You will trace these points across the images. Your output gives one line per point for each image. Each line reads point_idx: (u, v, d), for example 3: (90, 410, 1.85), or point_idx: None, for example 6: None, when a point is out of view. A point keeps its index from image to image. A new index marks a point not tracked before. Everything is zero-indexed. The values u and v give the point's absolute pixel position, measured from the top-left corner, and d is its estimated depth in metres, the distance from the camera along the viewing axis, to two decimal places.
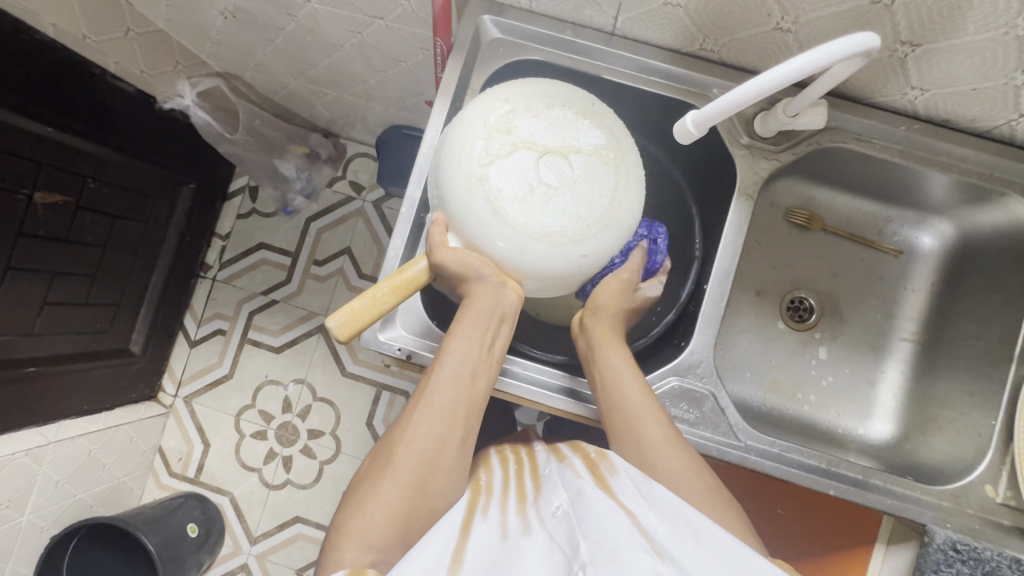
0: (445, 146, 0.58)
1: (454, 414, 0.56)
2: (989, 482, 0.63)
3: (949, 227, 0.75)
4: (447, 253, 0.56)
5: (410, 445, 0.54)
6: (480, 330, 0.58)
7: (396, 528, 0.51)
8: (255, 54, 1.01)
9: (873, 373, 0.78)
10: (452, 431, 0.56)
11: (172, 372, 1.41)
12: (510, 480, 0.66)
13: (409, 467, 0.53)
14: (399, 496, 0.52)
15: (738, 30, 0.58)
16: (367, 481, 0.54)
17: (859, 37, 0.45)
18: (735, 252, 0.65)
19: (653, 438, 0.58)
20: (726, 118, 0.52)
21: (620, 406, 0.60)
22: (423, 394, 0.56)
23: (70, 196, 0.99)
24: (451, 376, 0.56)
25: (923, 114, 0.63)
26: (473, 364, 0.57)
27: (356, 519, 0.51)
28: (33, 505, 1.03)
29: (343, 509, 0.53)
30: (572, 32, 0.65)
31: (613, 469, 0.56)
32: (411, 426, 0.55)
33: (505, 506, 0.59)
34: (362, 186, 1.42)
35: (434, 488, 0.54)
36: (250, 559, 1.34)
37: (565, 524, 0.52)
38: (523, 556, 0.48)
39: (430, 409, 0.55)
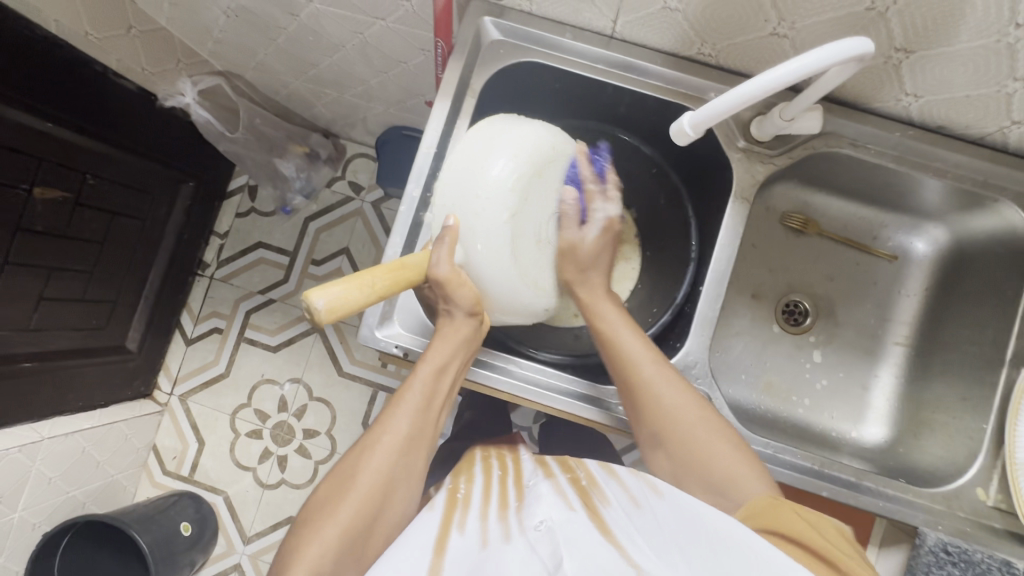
0: (471, 160, 0.60)
1: (417, 442, 0.58)
2: (980, 486, 0.63)
3: (943, 233, 0.75)
4: (445, 271, 0.57)
5: (370, 470, 0.56)
6: (451, 359, 0.60)
7: (349, 552, 0.53)
8: (258, 54, 1.01)
9: (868, 377, 0.79)
10: (413, 458, 0.58)
11: (168, 370, 1.40)
12: (491, 483, 0.66)
13: (368, 491, 0.55)
14: (355, 521, 0.53)
15: (736, 35, 0.59)
16: (325, 504, 0.55)
17: (854, 42, 0.46)
18: (730, 254, 0.65)
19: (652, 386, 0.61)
20: (724, 120, 0.53)
21: (621, 357, 0.63)
22: (388, 419, 0.58)
23: (69, 192, 0.99)
24: (418, 402, 0.58)
25: (917, 121, 0.64)
26: (440, 393, 0.60)
27: (313, 544, 0.52)
28: (26, 501, 1.03)
29: (300, 532, 0.54)
30: (572, 35, 0.65)
31: (605, 500, 0.57)
32: (372, 451, 0.57)
33: (484, 512, 0.59)
34: (361, 186, 1.43)
35: (391, 511, 0.56)
36: (243, 559, 1.33)
37: (549, 539, 0.52)
38: (501, 564, 0.49)
39: (394, 434, 0.57)
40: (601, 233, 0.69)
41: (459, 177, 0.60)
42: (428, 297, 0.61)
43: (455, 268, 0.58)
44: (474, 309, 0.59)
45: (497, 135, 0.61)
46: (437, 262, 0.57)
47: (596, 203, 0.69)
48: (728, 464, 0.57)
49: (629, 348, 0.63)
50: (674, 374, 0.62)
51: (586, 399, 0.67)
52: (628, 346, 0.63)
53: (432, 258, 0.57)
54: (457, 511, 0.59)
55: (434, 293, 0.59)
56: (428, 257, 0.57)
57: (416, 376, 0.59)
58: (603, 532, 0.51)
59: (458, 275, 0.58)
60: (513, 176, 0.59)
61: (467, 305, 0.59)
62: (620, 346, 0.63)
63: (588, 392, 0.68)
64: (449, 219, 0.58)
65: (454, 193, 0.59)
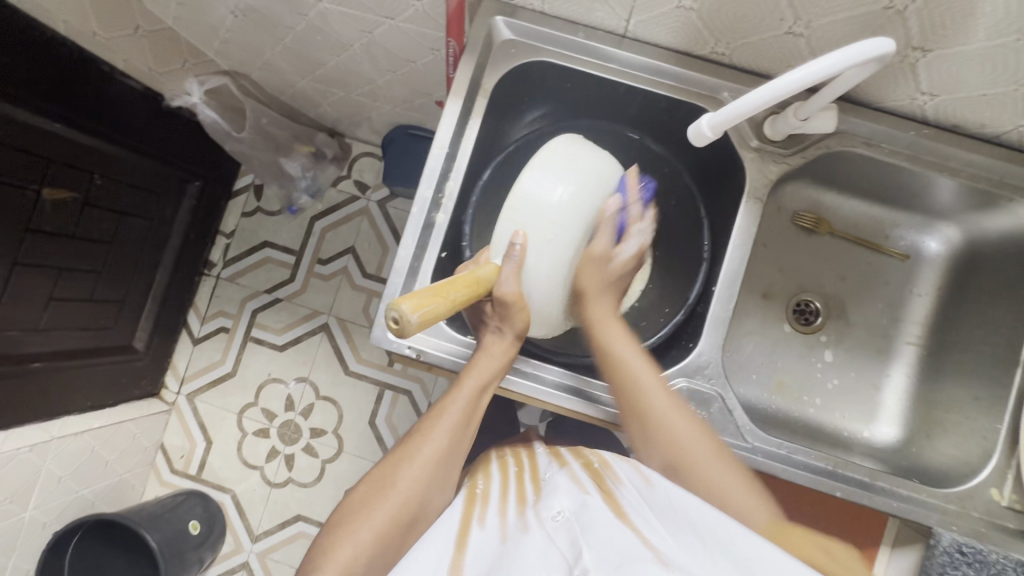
0: (542, 187, 0.66)
1: (454, 454, 0.60)
2: (995, 486, 0.63)
3: (956, 232, 0.75)
4: (510, 284, 0.62)
5: (406, 479, 0.56)
6: (493, 378, 0.62)
7: (382, 556, 0.53)
8: (264, 53, 1.01)
9: (880, 376, 0.78)
10: (448, 472, 0.59)
11: (175, 369, 1.41)
12: (508, 480, 0.66)
13: (406, 498, 0.56)
14: (390, 525, 0.54)
15: (751, 34, 0.58)
16: (360, 507, 0.55)
17: (873, 42, 0.45)
18: (743, 254, 0.65)
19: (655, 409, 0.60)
20: (742, 121, 0.52)
21: (628, 377, 0.62)
22: (428, 430, 0.60)
23: (77, 192, 1.00)
24: (457, 417, 0.60)
25: (932, 119, 0.63)
26: (479, 409, 0.62)
27: (346, 545, 0.52)
28: (36, 500, 1.04)
29: (332, 532, 0.54)
30: (584, 35, 0.65)
31: (618, 479, 0.59)
32: (411, 461, 0.58)
33: (502, 507, 0.60)
34: (367, 185, 1.43)
35: (424, 518, 0.57)
36: (251, 557, 1.34)
37: (567, 530, 0.52)
38: (522, 555, 0.49)
39: (434, 446, 0.59)
40: (636, 252, 0.69)
41: (525, 203, 0.66)
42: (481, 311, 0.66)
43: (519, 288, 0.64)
44: (521, 331, 0.64)
45: (557, 159, 0.67)
46: (504, 280, 0.62)
47: (635, 225, 0.70)
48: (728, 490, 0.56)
49: (636, 367, 0.62)
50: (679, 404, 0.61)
51: (598, 400, 0.67)
52: (634, 368, 0.62)
53: (501, 274, 0.63)
54: (476, 506, 0.59)
55: (492, 309, 0.64)
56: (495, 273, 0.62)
57: (458, 389, 0.60)
58: (617, 515, 0.51)
59: (521, 297, 0.63)
60: (572, 199, 0.66)
61: (518, 327, 0.64)
62: (625, 370, 0.62)
63: (600, 393, 0.68)
64: (518, 240, 0.63)
65: (525, 212, 0.65)
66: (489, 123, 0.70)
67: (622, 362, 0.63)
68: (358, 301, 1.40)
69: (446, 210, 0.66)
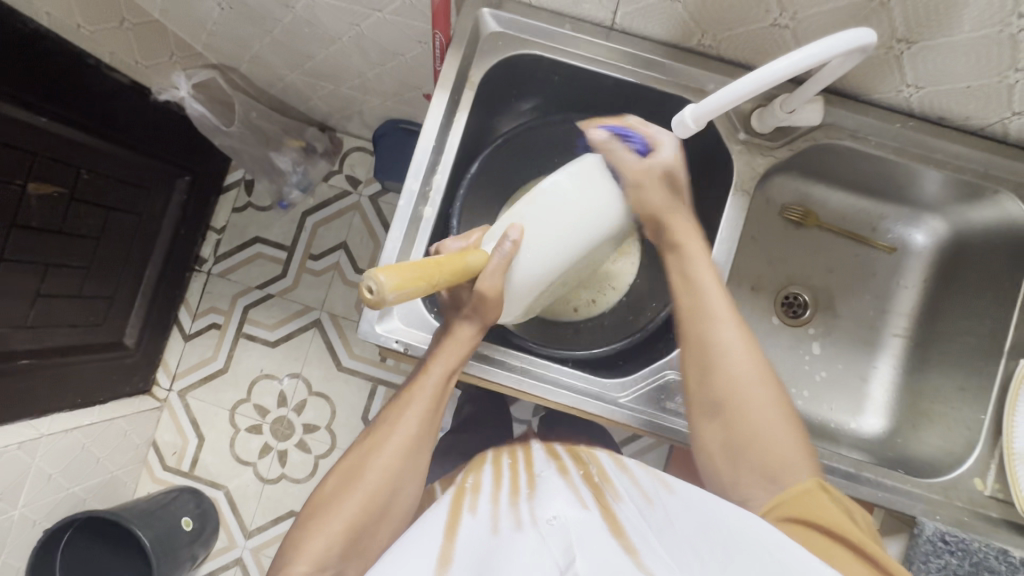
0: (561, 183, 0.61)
1: (422, 441, 0.60)
2: (978, 475, 0.64)
3: (942, 225, 0.75)
4: (490, 279, 0.57)
5: (374, 470, 0.58)
6: (459, 363, 0.61)
7: (353, 548, 0.55)
8: (253, 46, 1.00)
9: (867, 368, 0.79)
10: (418, 459, 0.60)
11: (166, 365, 1.40)
12: (500, 472, 0.67)
13: (372, 488, 0.57)
14: (358, 518, 0.56)
15: (737, 26, 0.58)
16: (331, 499, 0.57)
17: (857, 32, 0.45)
18: (730, 248, 0.65)
19: (726, 350, 0.60)
20: (724, 113, 0.52)
21: (700, 313, 0.61)
22: (395, 417, 0.60)
23: (64, 187, 0.99)
24: (424, 406, 0.60)
25: (918, 112, 0.63)
26: (446, 395, 0.61)
27: (316, 538, 0.55)
28: (26, 498, 1.03)
29: (306, 524, 0.57)
30: (571, 27, 0.65)
31: (617, 495, 0.58)
32: (379, 450, 0.59)
33: (493, 497, 0.60)
34: (358, 180, 1.42)
35: (396, 511, 0.58)
36: (244, 553, 1.34)
37: (560, 535, 0.51)
38: (510, 556, 0.48)
39: (401, 435, 0.59)
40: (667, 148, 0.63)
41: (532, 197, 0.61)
42: (456, 296, 0.61)
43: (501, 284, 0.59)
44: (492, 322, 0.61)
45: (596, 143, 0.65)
46: (488, 275, 0.57)
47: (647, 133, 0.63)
48: (774, 441, 0.57)
49: (714, 302, 0.61)
50: (750, 343, 0.61)
51: (587, 394, 0.67)
52: (711, 301, 0.61)
53: (488, 267, 0.57)
54: (466, 499, 0.60)
55: (470, 300, 0.60)
56: (482, 265, 0.57)
57: (426, 377, 0.60)
58: (614, 533, 0.50)
59: (500, 293, 0.59)
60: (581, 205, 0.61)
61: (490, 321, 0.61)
62: (703, 301, 0.61)
63: (588, 387, 0.68)
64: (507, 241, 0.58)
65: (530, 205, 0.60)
66: (477, 116, 0.70)
67: (700, 293, 0.62)
68: (350, 296, 1.40)
69: (433, 204, 0.66)
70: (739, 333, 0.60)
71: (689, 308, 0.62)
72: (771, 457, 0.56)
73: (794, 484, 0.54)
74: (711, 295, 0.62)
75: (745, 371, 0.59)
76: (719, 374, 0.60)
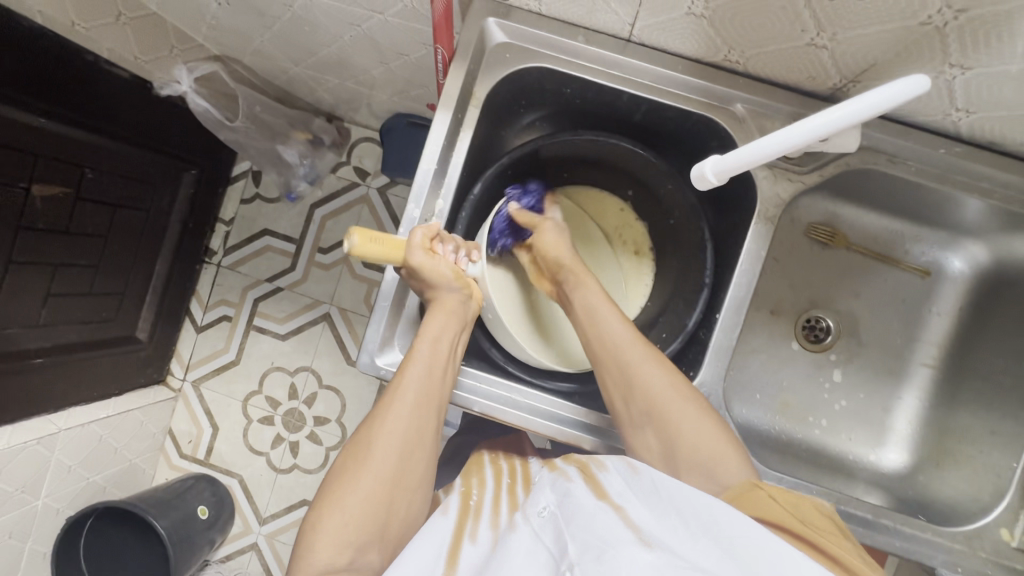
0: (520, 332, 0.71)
1: (425, 406, 0.56)
2: (1005, 525, 0.61)
3: (983, 251, 0.70)
4: (421, 257, 0.58)
5: (384, 442, 0.54)
6: (444, 332, 0.59)
7: (374, 526, 0.52)
8: (254, 40, 0.96)
9: (890, 399, 0.75)
10: (425, 426, 0.56)
11: (179, 356, 1.41)
12: (501, 488, 0.65)
13: (384, 459, 0.54)
14: (375, 493, 0.52)
15: (768, 44, 0.53)
16: (341, 478, 0.53)
17: (905, 84, 0.38)
18: (751, 281, 0.61)
19: (636, 368, 0.58)
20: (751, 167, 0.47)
21: (603, 339, 0.61)
22: (396, 388, 0.56)
23: (68, 187, 0.97)
24: (422, 371, 0.57)
25: (966, 135, 0.58)
26: (446, 356, 0.59)
27: (334, 517, 0.51)
28: (48, 489, 1.06)
29: (318, 508, 0.53)
30: (584, 38, 0.60)
31: (602, 464, 0.54)
32: (384, 419, 0.55)
33: (494, 520, 0.58)
34: (366, 172, 1.39)
35: (412, 485, 0.55)
36: (259, 539, 1.37)
37: (552, 525, 0.51)
38: (510, 555, 0.48)
39: (403, 403, 0.56)
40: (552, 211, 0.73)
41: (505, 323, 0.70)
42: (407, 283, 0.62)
43: (430, 255, 0.59)
44: (458, 283, 0.61)
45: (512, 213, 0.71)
46: (410, 253, 0.58)
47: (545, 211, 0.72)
48: (703, 439, 0.55)
49: (614, 329, 0.61)
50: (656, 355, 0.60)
51: (593, 431, 0.65)
52: (609, 325, 0.61)
53: (410, 248, 0.58)
54: (468, 521, 0.58)
55: (411, 279, 0.60)
56: (403, 246, 0.58)
57: (416, 349, 0.58)
58: (599, 496, 0.50)
59: (433, 264, 0.58)
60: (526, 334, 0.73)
61: (449, 280, 0.60)
62: (602, 324, 0.61)
63: (596, 423, 0.65)
64: (416, 229, 0.59)
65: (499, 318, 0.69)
66: (482, 134, 0.66)
67: (599, 321, 0.62)
68: (359, 292, 1.38)
69: None
70: (644, 350, 0.60)
71: (591, 335, 0.62)
72: (699, 455, 0.55)
73: (733, 481, 0.53)
74: (609, 320, 0.62)
75: (660, 380, 0.57)
76: (635, 386, 0.58)
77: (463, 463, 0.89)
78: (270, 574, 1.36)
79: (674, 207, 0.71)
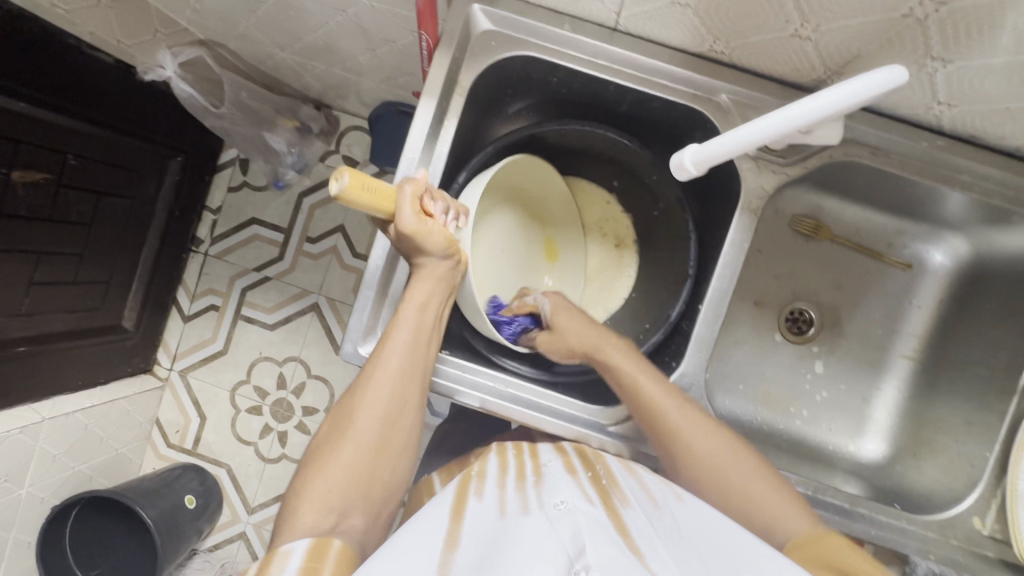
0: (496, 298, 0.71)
1: (408, 376, 0.57)
2: (978, 514, 0.63)
3: (963, 244, 0.71)
4: (410, 215, 0.54)
5: (367, 408, 0.55)
6: (433, 297, 0.59)
7: (357, 490, 0.53)
8: (240, 24, 0.94)
9: (871, 389, 0.76)
10: (407, 392, 0.57)
11: (166, 346, 1.40)
12: (507, 455, 0.62)
13: (366, 427, 0.55)
14: (357, 459, 0.54)
15: (753, 35, 0.53)
16: (326, 445, 0.55)
17: (883, 75, 0.38)
18: (733, 273, 0.62)
19: (685, 433, 0.58)
20: (730, 156, 0.48)
21: (648, 408, 0.59)
22: (379, 355, 0.57)
23: (50, 173, 0.95)
24: (405, 341, 0.57)
25: (948, 129, 0.58)
26: (429, 325, 0.59)
27: (318, 482, 0.53)
28: (32, 478, 1.05)
29: (303, 473, 0.55)
30: (570, 26, 0.59)
31: (624, 498, 0.54)
32: (366, 388, 0.56)
33: (501, 482, 0.56)
34: (355, 161, 1.38)
35: (394, 451, 0.56)
36: (247, 528, 1.37)
37: (569, 522, 0.48)
38: (519, 541, 0.45)
39: (386, 370, 0.56)
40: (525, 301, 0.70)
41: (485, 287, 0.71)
42: (397, 247, 0.59)
43: (420, 216, 0.54)
44: (448, 250, 0.57)
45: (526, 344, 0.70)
46: (399, 211, 0.53)
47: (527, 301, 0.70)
48: (765, 494, 0.56)
49: (655, 396, 0.59)
50: (699, 413, 0.60)
51: (575, 421, 0.65)
52: (649, 394, 0.59)
53: (399, 204, 0.54)
54: (472, 483, 0.56)
55: (400, 241, 0.56)
56: (391, 202, 0.54)
57: (400, 315, 0.58)
58: (620, 532, 0.48)
59: (423, 227, 0.54)
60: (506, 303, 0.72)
61: (442, 248, 0.57)
62: (643, 394, 0.59)
63: (577, 414, 0.66)
64: (405, 184, 0.54)
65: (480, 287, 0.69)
66: (467, 122, 0.65)
67: (639, 390, 0.60)
68: (348, 281, 1.37)
69: None
70: (688, 412, 0.59)
71: (632, 405, 0.60)
72: (765, 509, 0.56)
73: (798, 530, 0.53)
74: (651, 390, 0.59)
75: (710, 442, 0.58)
76: (691, 450, 0.58)
77: (450, 452, 0.89)
78: (258, 562, 1.36)
79: (660, 198, 0.71)
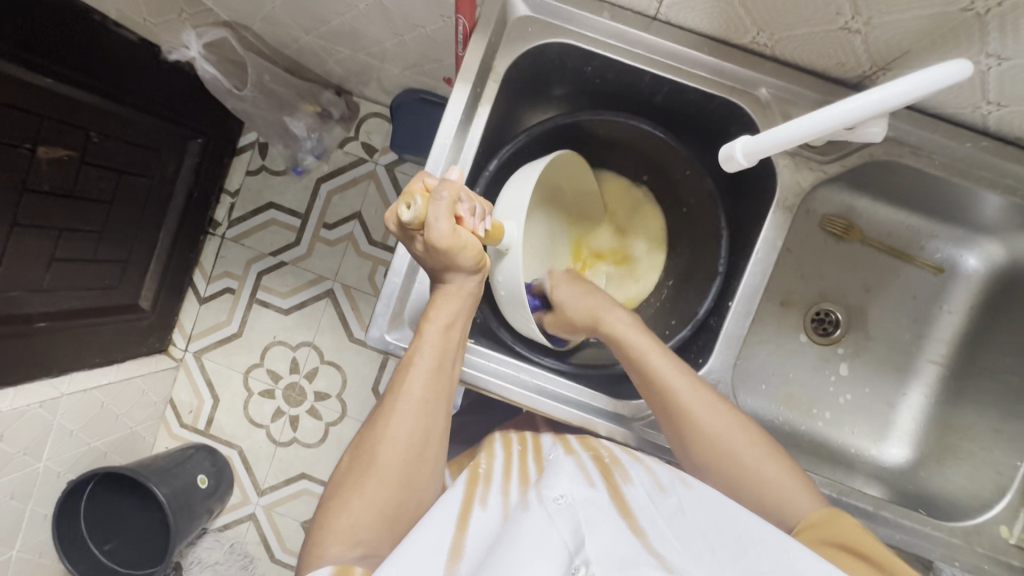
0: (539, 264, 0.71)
1: (432, 405, 0.57)
2: (1004, 523, 0.62)
3: (998, 250, 0.69)
4: (441, 226, 0.50)
5: (391, 441, 0.55)
6: (457, 319, 0.57)
7: (382, 523, 0.53)
8: (266, 7, 0.93)
9: (896, 394, 0.75)
10: (433, 419, 0.57)
11: (182, 327, 1.41)
12: (511, 458, 0.65)
13: (388, 462, 0.54)
14: (380, 494, 0.54)
15: (799, 27, 0.52)
16: (350, 477, 0.55)
17: (951, 67, 0.37)
18: (765, 271, 0.61)
19: (691, 407, 0.57)
20: (781, 151, 0.48)
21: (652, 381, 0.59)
22: (401, 385, 0.56)
23: (74, 151, 0.96)
24: (428, 366, 0.56)
25: (994, 130, 0.57)
26: (451, 348, 0.57)
27: (342, 515, 0.53)
28: (49, 453, 1.06)
29: (328, 506, 0.55)
30: (609, 15, 0.58)
31: (628, 477, 0.55)
32: (388, 421, 0.56)
33: (504, 488, 0.58)
34: (374, 148, 1.37)
35: (419, 482, 0.56)
36: (257, 510, 1.37)
37: (568, 514, 0.49)
38: (519, 534, 0.46)
39: (409, 400, 0.56)
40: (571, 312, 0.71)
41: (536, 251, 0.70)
42: (422, 260, 0.56)
43: (455, 227, 0.52)
44: (477, 264, 0.56)
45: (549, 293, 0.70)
46: (435, 222, 0.50)
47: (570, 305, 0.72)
48: (769, 476, 0.56)
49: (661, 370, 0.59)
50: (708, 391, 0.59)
51: (601, 415, 0.65)
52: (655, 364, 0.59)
53: (432, 216, 0.51)
54: (479, 487, 0.59)
55: (428, 251, 0.53)
56: (426, 212, 0.51)
57: (423, 338, 0.56)
58: (623, 516, 0.50)
59: (458, 238, 0.52)
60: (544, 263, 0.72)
61: (471, 264, 0.55)
62: (649, 369, 0.59)
63: (602, 407, 0.65)
64: (443, 190, 0.51)
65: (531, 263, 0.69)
66: (499, 110, 0.64)
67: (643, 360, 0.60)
68: (363, 269, 1.37)
69: None
70: (697, 387, 0.58)
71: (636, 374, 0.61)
72: (768, 491, 0.56)
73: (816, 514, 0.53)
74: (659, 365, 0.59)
75: (716, 419, 0.57)
76: (694, 428, 0.57)
77: (466, 442, 0.89)
78: (267, 544, 1.37)
79: (691, 193, 0.71)
